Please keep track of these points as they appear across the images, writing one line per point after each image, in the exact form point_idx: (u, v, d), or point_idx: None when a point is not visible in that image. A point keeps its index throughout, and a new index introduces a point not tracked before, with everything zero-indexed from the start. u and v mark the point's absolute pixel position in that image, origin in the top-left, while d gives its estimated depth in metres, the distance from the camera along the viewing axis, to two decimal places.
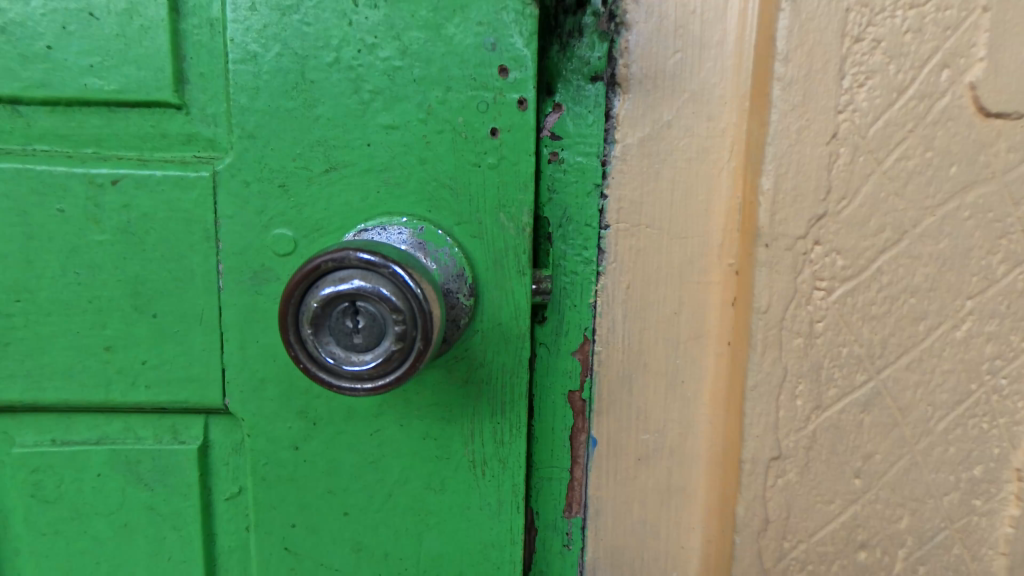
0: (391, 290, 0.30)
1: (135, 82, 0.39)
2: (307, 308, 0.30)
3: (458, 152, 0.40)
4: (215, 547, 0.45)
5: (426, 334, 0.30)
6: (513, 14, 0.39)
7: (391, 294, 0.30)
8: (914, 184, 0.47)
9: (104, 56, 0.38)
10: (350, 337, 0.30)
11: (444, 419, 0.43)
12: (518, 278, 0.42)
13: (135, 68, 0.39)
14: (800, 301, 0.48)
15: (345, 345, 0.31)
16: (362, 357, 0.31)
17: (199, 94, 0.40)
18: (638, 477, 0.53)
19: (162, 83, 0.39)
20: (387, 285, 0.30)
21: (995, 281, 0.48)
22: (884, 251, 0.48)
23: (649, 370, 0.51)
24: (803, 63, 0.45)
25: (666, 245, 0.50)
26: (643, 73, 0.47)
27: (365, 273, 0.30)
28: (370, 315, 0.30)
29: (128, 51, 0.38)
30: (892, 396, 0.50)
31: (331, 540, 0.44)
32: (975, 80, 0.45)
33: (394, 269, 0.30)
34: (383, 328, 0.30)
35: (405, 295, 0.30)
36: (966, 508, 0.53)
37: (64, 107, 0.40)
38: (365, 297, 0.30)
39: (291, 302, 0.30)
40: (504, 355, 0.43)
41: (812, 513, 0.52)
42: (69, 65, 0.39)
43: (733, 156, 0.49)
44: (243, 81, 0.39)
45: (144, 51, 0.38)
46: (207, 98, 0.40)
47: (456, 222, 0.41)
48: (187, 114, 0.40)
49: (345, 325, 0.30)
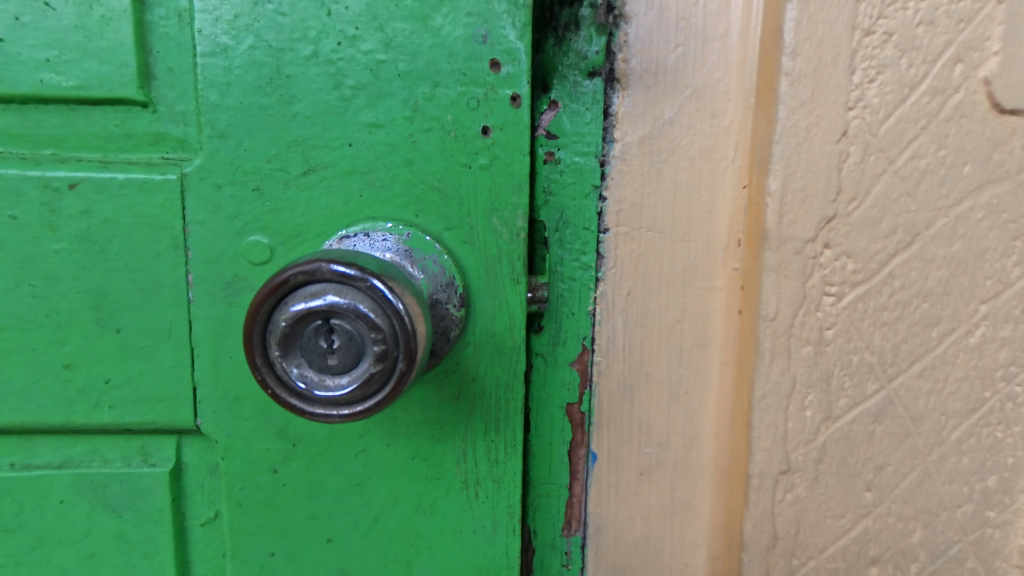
0: (369, 306, 0.27)
1: (96, 77, 0.36)
2: (276, 327, 0.27)
3: (448, 152, 0.38)
4: None
5: (410, 357, 0.27)
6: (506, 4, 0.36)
7: (369, 310, 0.27)
8: (927, 184, 0.46)
9: (61, 50, 0.36)
10: (324, 358, 0.28)
11: (435, 437, 0.41)
12: (512, 286, 0.40)
13: (96, 63, 0.36)
14: (810, 307, 0.45)
15: (319, 367, 0.28)
16: (339, 380, 0.28)
17: (168, 91, 0.37)
18: (640, 493, 0.50)
19: (125, 78, 0.36)
20: (365, 300, 0.27)
21: (1010, 284, 0.48)
22: (895, 254, 0.46)
23: (652, 381, 0.49)
24: (811, 58, 0.42)
25: (670, 249, 0.47)
26: (642, 69, 0.45)
27: (340, 287, 0.27)
28: (346, 333, 0.27)
29: (88, 44, 0.36)
30: (903, 405, 0.49)
31: (313, 568, 0.42)
32: (989, 75, 0.44)
33: (375, 284, 0.27)
34: (361, 348, 0.27)
35: (385, 311, 0.27)
36: (980, 520, 0.53)
37: (19, 105, 0.37)
38: (340, 313, 0.27)
39: (258, 319, 0.27)
40: (498, 368, 0.40)
41: (822, 529, 0.49)
42: (23, 59, 0.36)
43: (739, 155, 0.46)
44: (214, 76, 0.36)
45: (106, 44, 0.36)
46: (176, 95, 0.37)
47: (445, 227, 0.39)
48: (154, 113, 0.37)
49: (318, 344, 0.28)
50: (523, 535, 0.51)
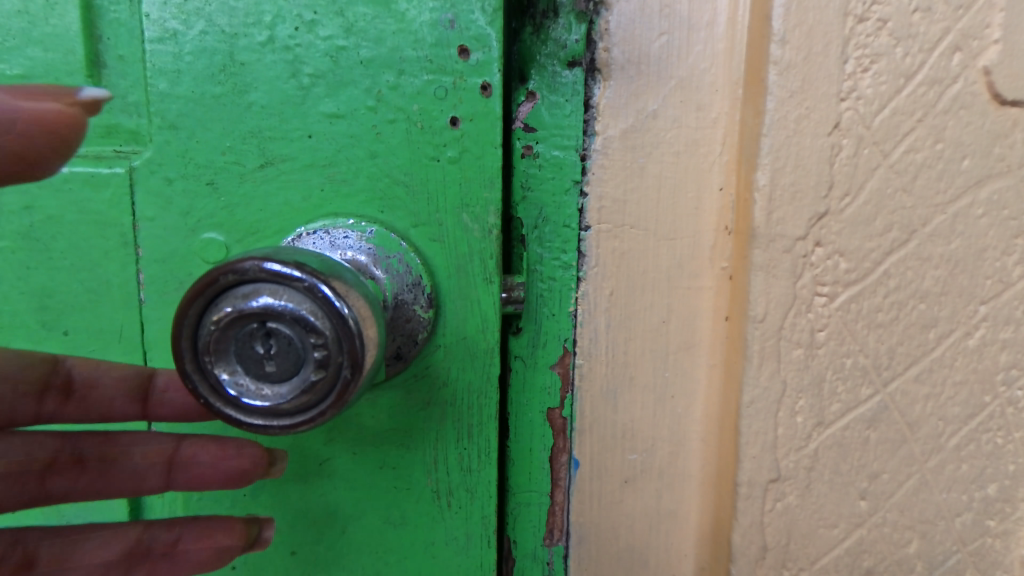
0: (308, 308, 0.25)
1: (42, 66, 0.35)
2: (208, 333, 0.25)
3: (414, 144, 0.36)
4: None
5: (355, 363, 0.25)
6: None
7: (307, 312, 0.25)
8: (924, 179, 0.44)
9: (2, 37, 0.34)
10: (261, 364, 0.26)
11: (403, 445, 0.39)
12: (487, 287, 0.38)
13: (42, 51, 0.35)
14: (800, 308, 0.43)
15: (255, 375, 0.26)
16: (278, 388, 0.26)
17: (118, 80, 0.35)
18: (624, 501, 0.48)
19: (73, 67, 0.35)
20: (303, 301, 0.25)
21: (1010, 284, 0.46)
22: (891, 252, 0.44)
23: (635, 385, 0.47)
24: (801, 46, 0.40)
25: (654, 247, 0.45)
26: (624, 58, 0.43)
27: (275, 288, 0.25)
28: (284, 337, 0.26)
29: (33, 31, 0.34)
30: (899, 410, 0.47)
31: None
32: (989, 64, 0.42)
33: (314, 284, 0.25)
34: (300, 353, 0.26)
35: (325, 313, 0.25)
36: (979, 529, 0.51)
37: None
38: (276, 316, 0.25)
39: (188, 325, 0.26)
40: (471, 372, 0.39)
41: (814, 539, 0.47)
42: None
43: (727, 149, 0.44)
44: (162, 63, 0.34)
45: (53, 31, 0.34)
46: (127, 85, 0.35)
47: (412, 224, 0.37)
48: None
49: (255, 350, 0.26)
50: (502, 544, 0.49)
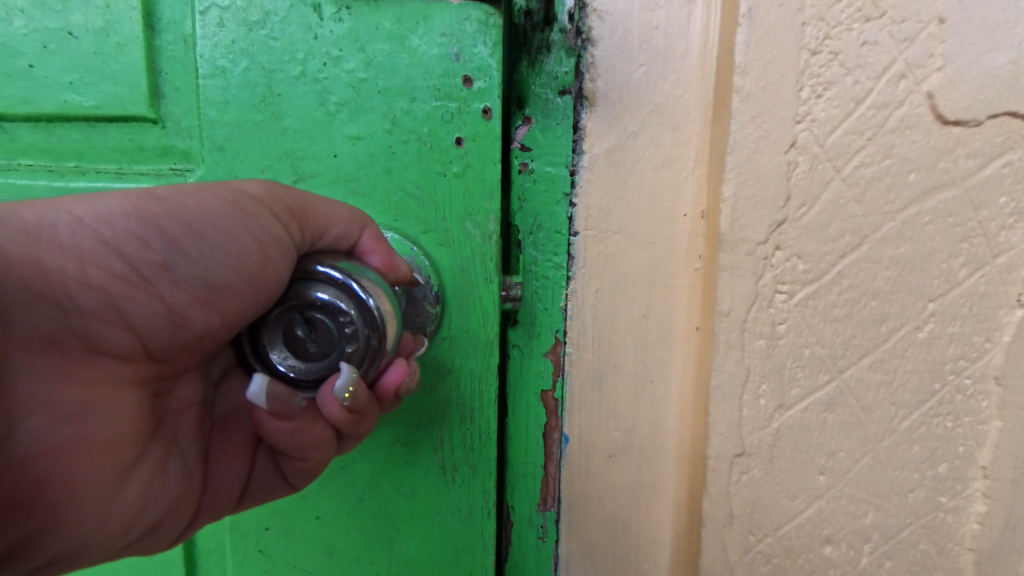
0: (332, 296, 0.37)
1: (111, 96, 0.45)
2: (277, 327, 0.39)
3: (424, 161, 0.46)
4: (194, 548, 0.54)
5: (375, 322, 0.37)
6: (477, 25, 0.43)
7: (332, 299, 0.37)
8: (874, 190, 0.49)
9: (83, 73, 0.45)
10: (308, 343, 0.38)
11: (415, 427, 0.50)
12: (482, 276, 0.48)
13: (111, 83, 0.45)
14: (762, 304, 0.49)
15: (306, 352, 0.38)
16: (321, 358, 0.38)
17: (176, 108, 0.46)
18: (608, 474, 0.55)
19: (137, 98, 0.45)
20: (329, 292, 0.37)
21: (957, 284, 0.52)
22: (844, 255, 0.50)
23: (619, 371, 0.53)
24: (760, 76, 0.46)
25: (634, 250, 0.51)
26: (607, 87, 0.49)
27: (305, 285, 0.38)
28: (318, 320, 0.37)
29: (104, 67, 0.45)
30: (854, 395, 0.53)
31: (302, 542, 0.52)
32: (931, 90, 0.48)
33: (329, 276, 0.37)
34: (330, 331, 0.37)
35: (344, 298, 0.37)
36: (932, 504, 0.56)
37: (44, 123, 0.46)
38: (313, 306, 0.37)
39: (261, 324, 0.40)
40: (473, 359, 0.49)
41: (777, 508, 0.53)
42: (49, 81, 0.45)
43: (699, 165, 0.50)
44: (214, 95, 0.44)
45: (120, 66, 0.45)
46: (182, 113, 0.46)
47: (422, 232, 0.47)
48: (162, 128, 0.46)
49: (303, 333, 0.38)
50: (502, 509, 0.57)
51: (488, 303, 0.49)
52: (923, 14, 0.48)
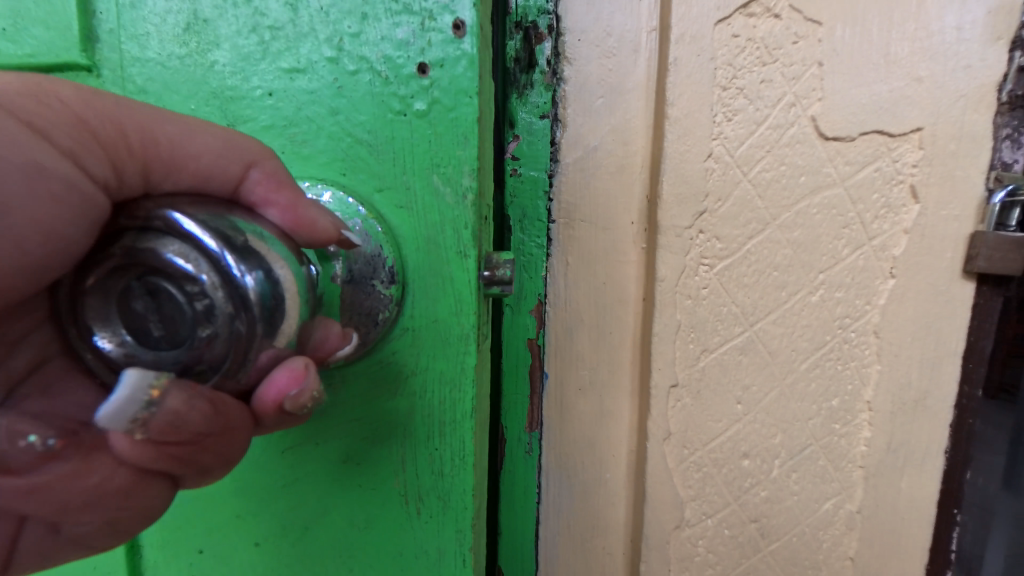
0: (184, 261, 0.34)
1: (42, 43, 0.55)
2: (118, 280, 0.36)
3: (378, 95, 0.51)
4: (136, 559, 0.62)
5: (243, 303, 0.34)
6: None
7: (183, 264, 0.34)
8: (773, 189, 0.67)
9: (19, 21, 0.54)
10: (159, 312, 0.36)
11: (373, 441, 0.56)
12: (438, 238, 0.53)
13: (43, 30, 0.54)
14: (689, 273, 0.67)
15: (157, 322, 0.36)
16: (177, 332, 0.36)
17: (106, 53, 0.53)
18: (578, 403, 0.72)
19: (68, 42, 0.53)
20: (177, 254, 0.34)
21: (840, 259, 0.70)
22: (752, 237, 0.68)
23: (585, 324, 0.71)
24: (685, 106, 0.64)
25: (596, 233, 0.69)
26: (576, 113, 0.67)
27: (152, 246, 0.34)
28: (169, 291, 0.35)
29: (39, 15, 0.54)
30: (763, 342, 0.70)
31: (242, 559, 0.60)
32: (814, 114, 0.66)
33: (201, 242, 0.34)
34: (180, 302, 0.35)
35: (194, 262, 0.34)
36: (827, 430, 0.74)
37: None
38: (166, 273, 0.34)
39: (97, 288, 0.37)
40: (438, 360, 0.55)
41: (705, 428, 0.71)
42: None
43: (645, 170, 0.68)
44: (140, 26, 0.52)
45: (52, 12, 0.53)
46: (114, 58, 0.53)
47: (377, 188, 0.53)
48: (93, 74, 0.54)
49: (153, 303, 0.36)
50: (498, 431, 0.75)
51: (458, 281, 0.54)
52: (808, 59, 0.65)
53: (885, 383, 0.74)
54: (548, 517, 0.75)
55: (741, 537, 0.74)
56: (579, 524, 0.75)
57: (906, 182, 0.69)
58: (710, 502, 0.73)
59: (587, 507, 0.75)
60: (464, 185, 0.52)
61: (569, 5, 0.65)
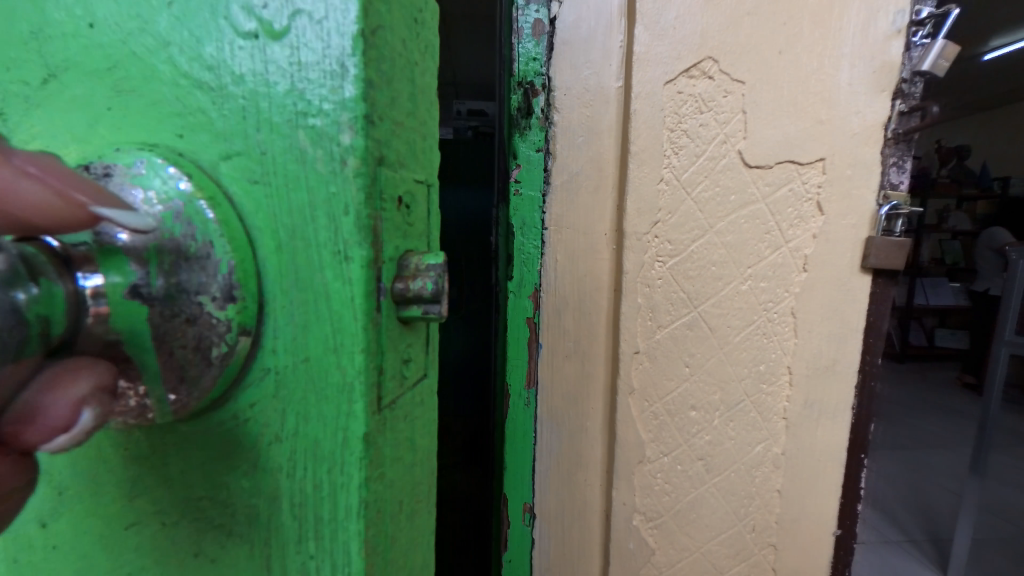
0: None
1: None
2: None
3: (216, 15, 0.31)
4: None
5: None
6: None
7: None
8: (711, 204, 0.89)
9: None
10: None
11: (224, 539, 0.34)
12: (292, 242, 0.31)
13: None
14: (648, 266, 0.90)
15: None
16: None
17: None
18: (565, 366, 0.94)
19: None
20: None
21: (764, 257, 0.92)
22: (695, 240, 0.90)
23: (570, 306, 0.93)
24: (643, 144, 0.87)
25: (579, 237, 0.91)
26: (563, 148, 0.90)
27: None
28: None
29: None
30: (705, 319, 0.92)
31: None
32: (740, 149, 0.88)
33: None
34: None
35: None
36: (757, 389, 0.96)
37: None
38: None
39: None
40: (317, 425, 0.32)
41: (661, 385, 0.93)
42: None
43: (614, 189, 0.90)
44: None
45: None
46: None
47: (222, 157, 0.32)
48: None
49: None
50: (504, 389, 0.96)
51: (328, 308, 0.31)
52: (735, 108, 0.87)
53: (802, 353, 0.96)
54: (541, 457, 0.97)
55: (690, 471, 0.96)
56: (566, 462, 0.97)
57: (814, 199, 0.91)
58: (666, 443, 0.95)
59: (571, 448, 0.96)
60: (353, 153, 0.30)
61: (557, 68, 0.88)
